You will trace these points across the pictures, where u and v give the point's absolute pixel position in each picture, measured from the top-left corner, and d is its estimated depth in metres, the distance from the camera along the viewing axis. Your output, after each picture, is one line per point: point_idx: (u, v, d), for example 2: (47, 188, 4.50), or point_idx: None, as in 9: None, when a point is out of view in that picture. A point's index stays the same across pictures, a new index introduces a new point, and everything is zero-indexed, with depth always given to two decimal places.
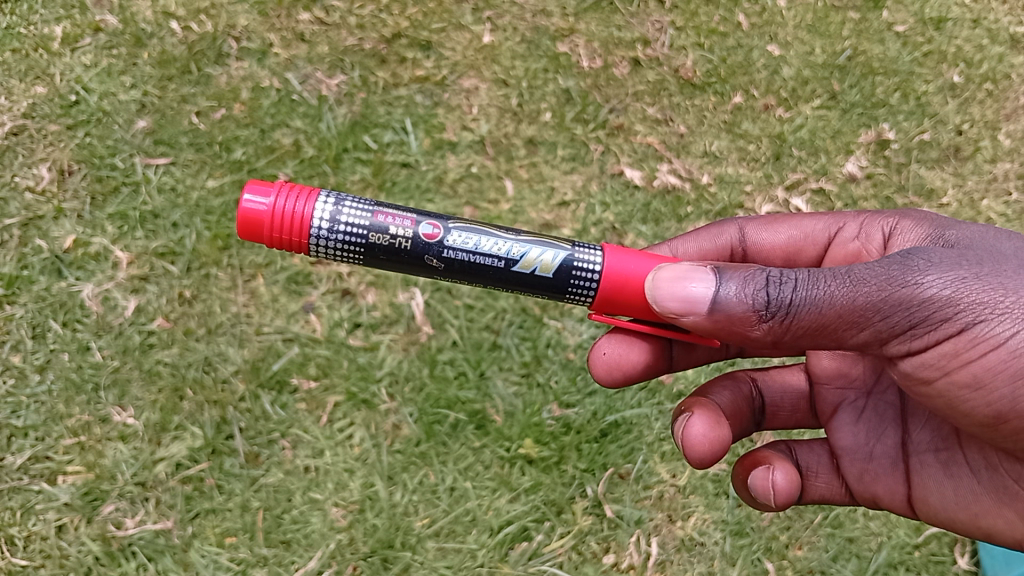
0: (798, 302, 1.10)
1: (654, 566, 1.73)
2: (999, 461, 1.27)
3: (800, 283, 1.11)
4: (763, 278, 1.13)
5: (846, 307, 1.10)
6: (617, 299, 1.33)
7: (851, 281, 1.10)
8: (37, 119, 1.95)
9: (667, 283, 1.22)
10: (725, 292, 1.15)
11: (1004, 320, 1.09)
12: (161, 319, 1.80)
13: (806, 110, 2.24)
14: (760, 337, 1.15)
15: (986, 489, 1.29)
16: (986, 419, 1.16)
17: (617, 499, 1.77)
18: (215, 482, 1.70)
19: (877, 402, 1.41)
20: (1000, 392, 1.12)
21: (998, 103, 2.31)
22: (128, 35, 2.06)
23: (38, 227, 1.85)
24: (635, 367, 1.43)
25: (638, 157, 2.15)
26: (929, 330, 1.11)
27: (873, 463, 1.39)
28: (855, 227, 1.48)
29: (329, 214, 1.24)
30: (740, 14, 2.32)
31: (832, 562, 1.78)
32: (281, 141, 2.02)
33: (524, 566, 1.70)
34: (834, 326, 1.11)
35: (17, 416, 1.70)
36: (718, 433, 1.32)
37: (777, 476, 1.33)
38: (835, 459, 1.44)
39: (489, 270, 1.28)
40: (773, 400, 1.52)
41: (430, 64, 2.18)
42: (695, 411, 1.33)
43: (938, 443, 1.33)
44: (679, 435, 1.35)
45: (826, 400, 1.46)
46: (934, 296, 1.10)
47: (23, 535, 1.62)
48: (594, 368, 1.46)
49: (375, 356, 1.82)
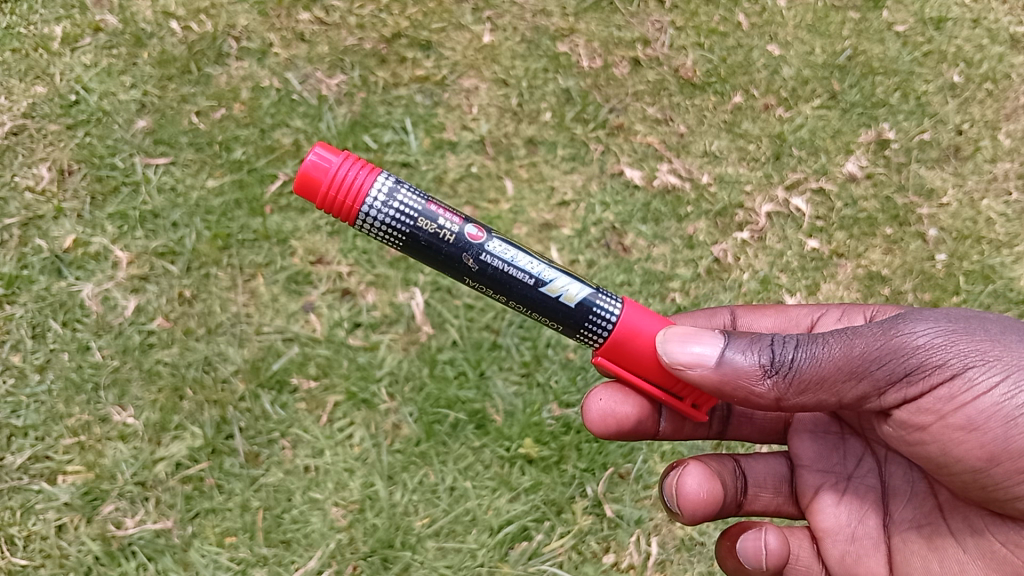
0: (800, 358, 1.19)
1: (654, 567, 1.73)
2: (984, 526, 1.28)
3: (800, 342, 1.20)
4: (768, 341, 1.22)
5: (845, 360, 1.18)
6: (627, 350, 1.33)
7: (847, 337, 1.20)
8: (37, 119, 1.95)
9: (676, 338, 1.26)
10: (732, 351, 1.22)
11: (990, 367, 1.17)
12: (161, 319, 1.79)
13: (806, 110, 2.24)
14: (765, 394, 1.21)
15: (973, 556, 1.29)
16: (981, 461, 1.18)
17: (617, 499, 1.77)
18: (215, 481, 1.70)
19: (857, 485, 1.44)
20: (993, 433, 1.17)
21: (998, 104, 2.30)
22: (128, 35, 2.06)
23: (38, 227, 1.85)
24: (630, 419, 1.43)
25: (638, 157, 2.15)
26: (924, 376, 1.18)
27: (856, 544, 1.40)
28: (836, 315, 1.61)
29: (387, 189, 1.25)
30: (740, 14, 2.32)
31: None
32: (280, 141, 2.01)
33: (524, 566, 1.70)
34: (835, 380, 1.19)
35: (17, 416, 1.70)
36: (711, 488, 1.38)
37: (770, 539, 1.38)
38: (816, 543, 1.44)
39: (517, 284, 1.30)
40: (756, 480, 1.50)
41: (430, 64, 2.18)
42: (689, 466, 1.39)
43: (920, 519, 1.36)
44: (671, 490, 1.40)
45: (807, 484, 1.46)
46: (925, 345, 1.19)
47: (23, 534, 1.62)
48: (588, 418, 1.47)
49: (375, 356, 1.81)
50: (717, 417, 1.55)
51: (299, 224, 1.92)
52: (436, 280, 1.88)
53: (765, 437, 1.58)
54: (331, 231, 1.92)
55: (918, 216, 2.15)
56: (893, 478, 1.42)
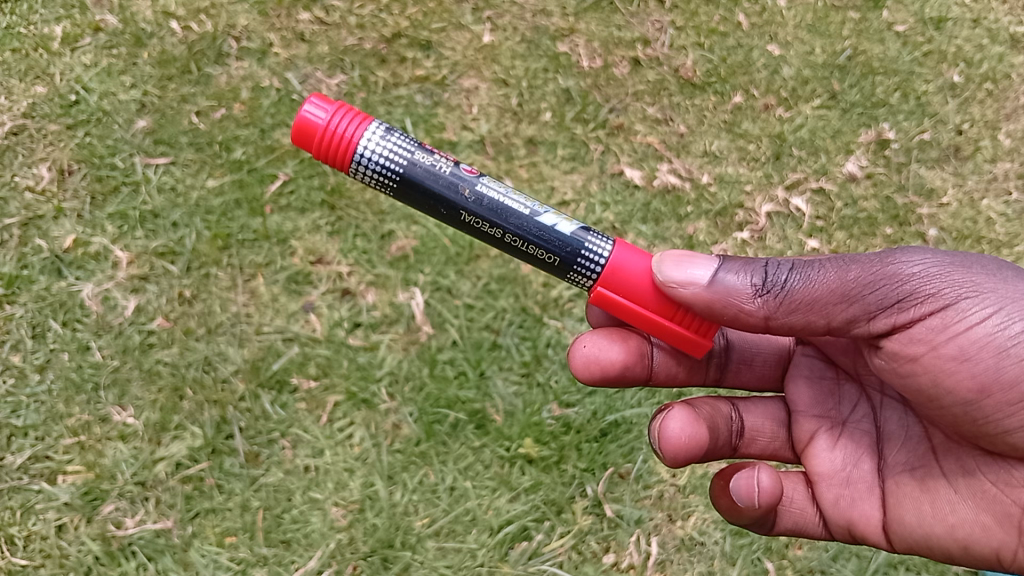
0: (792, 280, 1.19)
1: (654, 566, 1.73)
2: (975, 466, 1.29)
3: (794, 266, 1.20)
4: (761, 266, 1.22)
5: (838, 284, 1.18)
6: (620, 293, 1.29)
7: (841, 264, 1.19)
8: (37, 119, 1.95)
9: (672, 261, 1.24)
10: (724, 273, 1.22)
11: (985, 300, 1.17)
12: (161, 319, 1.79)
13: (806, 110, 2.24)
14: (755, 313, 1.21)
15: (964, 496, 1.29)
16: (971, 393, 1.19)
17: (617, 498, 1.77)
18: (215, 481, 1.69)
19: (853, 429, 1.43)
20: (984, 364, 1.17)
21: (998, 103, 2.30)
22: (128, 35, 2.06)
23: (38, 227, 1.85)
24: (615, 365, 1.41)
25: (638, 157, 2.15)
26: (918, 303, 1.17)
27: (851, 488, 1.40)
28: None
29: (381, 128, 1.28)
30: (740, 14, 2.32)
31: (832, 562, 1.76)
32: (281, 141, 2.01)
33: (524, 566, 1.70)
34: (826, 302, 1.19)
35: (17, 416, 1.70)
36: (695, 430, 1.35)
37: (762, 477, 1.33)
38: (811, 487, 1.44)
39: (516, 211, 1.28)
40: (753, 425, 1.49)
41: (430, 64, 2.18)
42: (673, 409, 1.36)
43: (913, 462, 1.36)
44: (656, 434, 1.37)
45: (803, 429, 1.46)
46: (920, 275, 1.18)
47: (23, 534, 1.62)
48: (573, 366, 1.44)
49: (375, 356, 1.81)
50: (715, 361, 1.53)
51: (299, 224, 1.92)
52: (436, 280, 1.88)
53: (763, 385, 1.57)
54: (331, 231, 1.92)
55: (918, 216, 2.15)
56: (888, 423, 1.41)
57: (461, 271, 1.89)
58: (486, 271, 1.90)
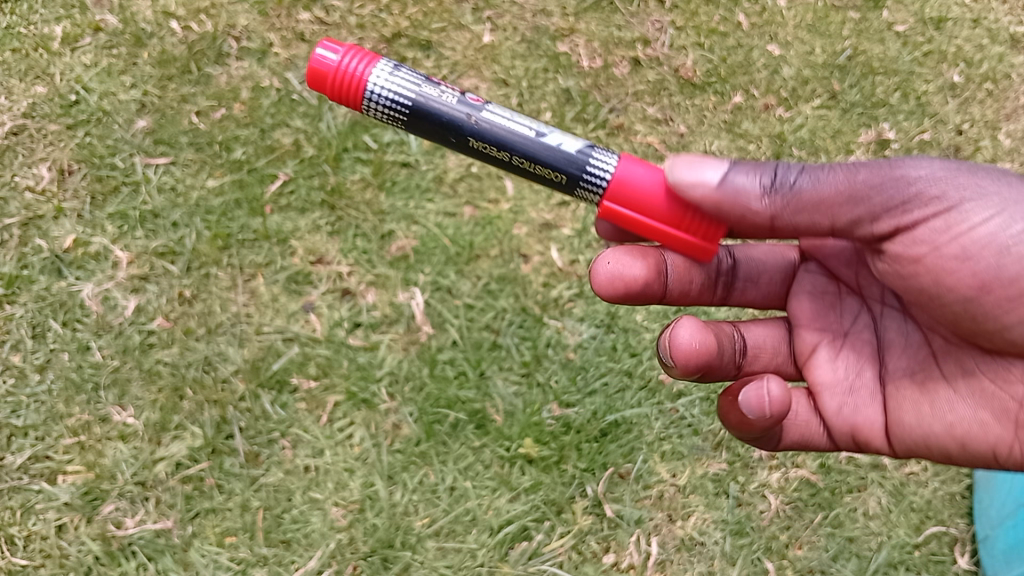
0: (800, 180, 1.19)
1: (654, 567, 1.71)
2: (975, 365, 1.30)
3: (802, 168, 1.21)
4: (769, 167, 1.21)
5: (843, 188, 1.18)
6: (626, 209, 1.23)
7: (846, 170, 1.20)
8: (36, 119, 1.96)
9: (684, 162, 1.19)
10: (734, 172, 1.20)
11: (984, 204, 1.18)
12: (161, 319, 1.79)
13: (806, 109, 2.24)
14: (763, 213, 1.20)
15: (963, 397, 1.31)
16: (971, 290, 1.20)
17: (617, 498, 1.75)
18: (215, 481, 1.69)
19: (854, 340, 1.43)
20: (987, 262, 1.18)
21: (999, 103, 2.31)
22: (128, 35, 2.06)
23: (38, 227, 1.86)
24: (638, 281, 1.34)
25: (637, 157, 2.15)
26: (922, 204, 1.18)
27: (853, 396, 1.40)
28: None
29: None
30: (740, 13, 2.33)
31: (832, 562, 1.73)
32: (281, 141, 2.00)
33: (523, 566, 1.69)
34: (831, 203, 1.19)
35: (16, 416, 1.70)
36: (704, 339, 1.30)
37: (772, 387, 1.24)
38: (813, 399, 1.43)
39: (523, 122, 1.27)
40: (755, 343, 1.47)
41: (430, 64, 2.19)
42: (681, 318, 1.31)
43: (914, 366, 1.37)
44: (665, 346, 1.33)
45: (804, 341, 1.45)
46: (922, 178, 1.19)
47: (24, 534, 1.62)
48: (595, 281, 1.38)
49: (375, 355, 1.81)
50: (722, 279, 1.48)
51: (299, 224, 1.92)
52: (436, 280, 1.88)
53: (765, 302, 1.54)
54: (331, 231, 1.92)
55: None
56: (889, 331, 1.41)
57: (461, 271, 1.90)
58: (486, 272, 1.91)
